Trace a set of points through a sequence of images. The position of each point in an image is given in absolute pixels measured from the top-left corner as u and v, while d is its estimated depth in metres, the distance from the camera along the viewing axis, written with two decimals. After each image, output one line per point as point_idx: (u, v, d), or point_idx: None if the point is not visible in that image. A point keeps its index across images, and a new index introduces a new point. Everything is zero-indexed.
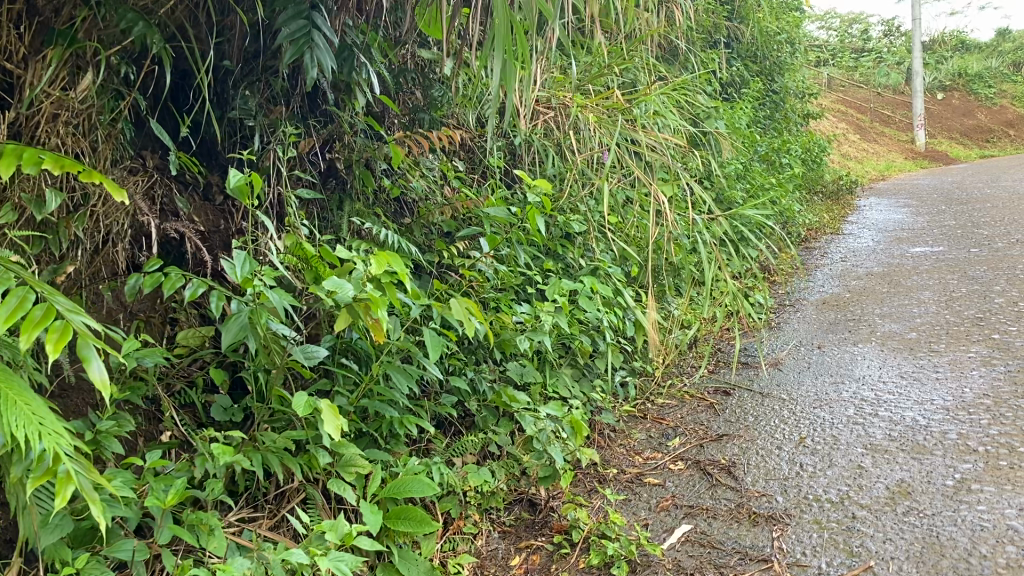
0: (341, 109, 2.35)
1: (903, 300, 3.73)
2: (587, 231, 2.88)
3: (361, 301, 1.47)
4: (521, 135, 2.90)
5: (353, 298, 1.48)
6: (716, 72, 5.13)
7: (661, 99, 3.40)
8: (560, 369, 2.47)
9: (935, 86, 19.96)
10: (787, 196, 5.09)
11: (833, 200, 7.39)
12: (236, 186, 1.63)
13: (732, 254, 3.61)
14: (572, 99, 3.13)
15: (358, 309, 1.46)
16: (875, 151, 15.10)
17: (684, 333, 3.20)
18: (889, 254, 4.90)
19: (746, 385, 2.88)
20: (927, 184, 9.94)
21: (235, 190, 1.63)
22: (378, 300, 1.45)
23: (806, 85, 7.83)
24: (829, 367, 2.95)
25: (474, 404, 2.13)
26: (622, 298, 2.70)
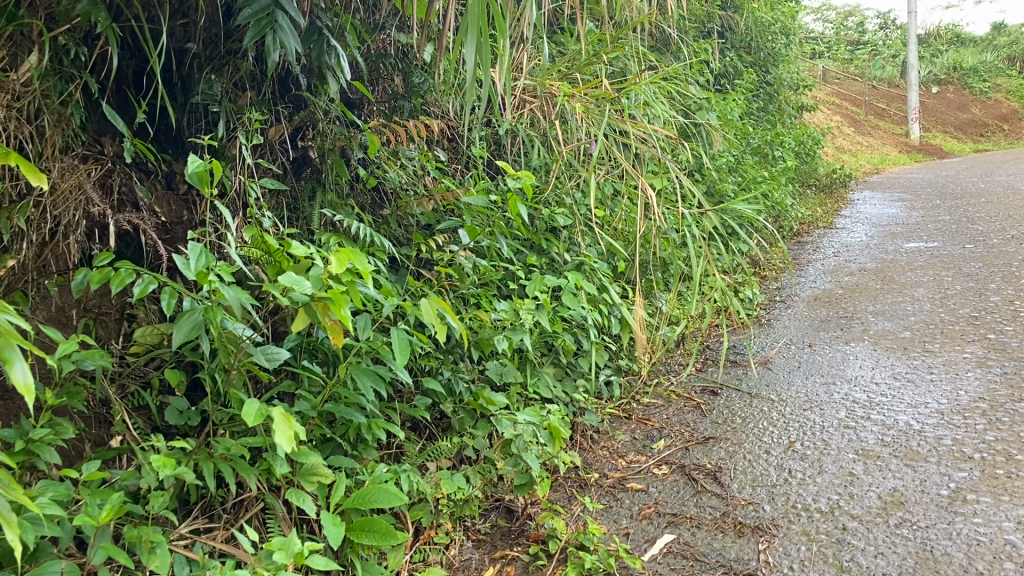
0: (314, 96, 2.25)
1: (897, 298, 3.64)
2: (572, 225, 2.79)
3: (319, 300, 1.38)
4: (504, 125, 2.80)
5: (311, 297, 1.39)
6: (709, 62, 5.03)
7: (650, 89, 3.31)
8: (541, 368, 2.38)
9: (930, 80, 19.87)
10: (779, 190, 5.00)
11: (828, 194, 7.30)
12: (195, 173, 1.50)
13: (722, 249, 3.52)
14: (558, 88, 3.03)
15: (316, 309, 1.38)
16: (868, 144, 15.02)
17: (671, 330, 3.11)
18: (883, 249, 4.81)
19: (735, 385, 2.79)
20: (923, 178, 9.86)
21: (194, 178, 1.49)
22: (338, 300, 1.36)
23: (800, 77, 7.73)
24: (821, 366, 2.87)
25: (449, 406, 2.03)
26: (607, 294, 2.61)
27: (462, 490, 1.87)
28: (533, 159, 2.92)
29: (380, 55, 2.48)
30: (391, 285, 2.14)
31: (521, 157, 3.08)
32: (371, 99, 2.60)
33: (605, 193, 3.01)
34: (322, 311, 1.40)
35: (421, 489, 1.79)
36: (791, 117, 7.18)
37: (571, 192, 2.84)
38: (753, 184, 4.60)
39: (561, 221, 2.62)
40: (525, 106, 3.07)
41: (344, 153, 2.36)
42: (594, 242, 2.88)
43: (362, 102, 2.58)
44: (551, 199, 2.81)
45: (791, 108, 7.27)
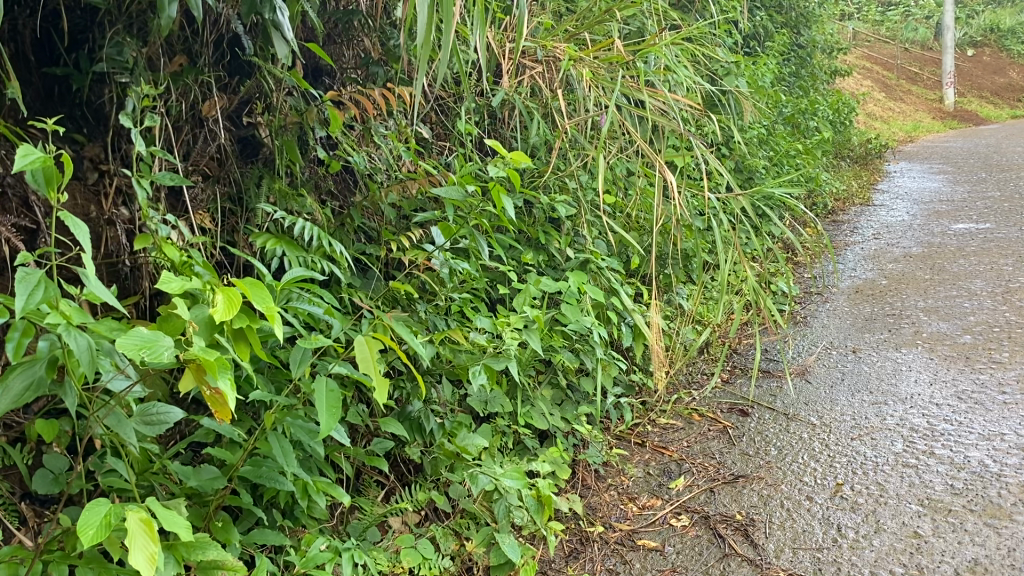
0: (259, 62, 1.84)
1: (950, 292, 3.21)
2: (578, 214, 2.38)
3: (192, 362, 0.88)
4: (499, 95, 2.38)
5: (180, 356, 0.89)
6: (737, 23, 4.55)
7: (672, 53, 2.87)
8: (537, 392, 1.98)
9: (965, 43, 19.08)
10: (814, 165, 4.55)
11: (862, 165, 6.81)
12: (41, 174, 1.03)
13: (751, 236, 3.10)
14: (562, 51, 2.60)
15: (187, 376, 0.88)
16: (900, 110, 14.38)
17: (694, 334, 2.71)
18: (928, 230, 4.35)
19: (768, 403, 2.38)
20: (963, 146, 9.32)
21: (39, 181, 1.03)
22: (216, 362, 0.87)
23: (833, 40, 7.21)
24: (868, 380, 2.45)
25: (416, 450, 1.64)
26: (617, 299, 2.20)
27: (428, 563, 1.48)
28: (533, 137, 2.50)
29: (346, 12, 2.06)
30: (347, 300, 1.73)
31: (521, 133, 2.67)
32: (339, 66, 2.19)
33: (618, 174, 2.60)
34: (196, 378, 0.90)
35: (372, 567, 1.41)
36: (823, 82, 6.67)
37: (577, 174, 2.42)
38: (785, 159, 4.15)
39: (564, 211, 2.20)
40: (525, 73, 2.65)
41: (299, 131, 1.96)
42: (602, 235, 2.47)
43: (328, 69, 2.17)
44: (554, 184, 2.39)
45: (823, 72, 6.75)
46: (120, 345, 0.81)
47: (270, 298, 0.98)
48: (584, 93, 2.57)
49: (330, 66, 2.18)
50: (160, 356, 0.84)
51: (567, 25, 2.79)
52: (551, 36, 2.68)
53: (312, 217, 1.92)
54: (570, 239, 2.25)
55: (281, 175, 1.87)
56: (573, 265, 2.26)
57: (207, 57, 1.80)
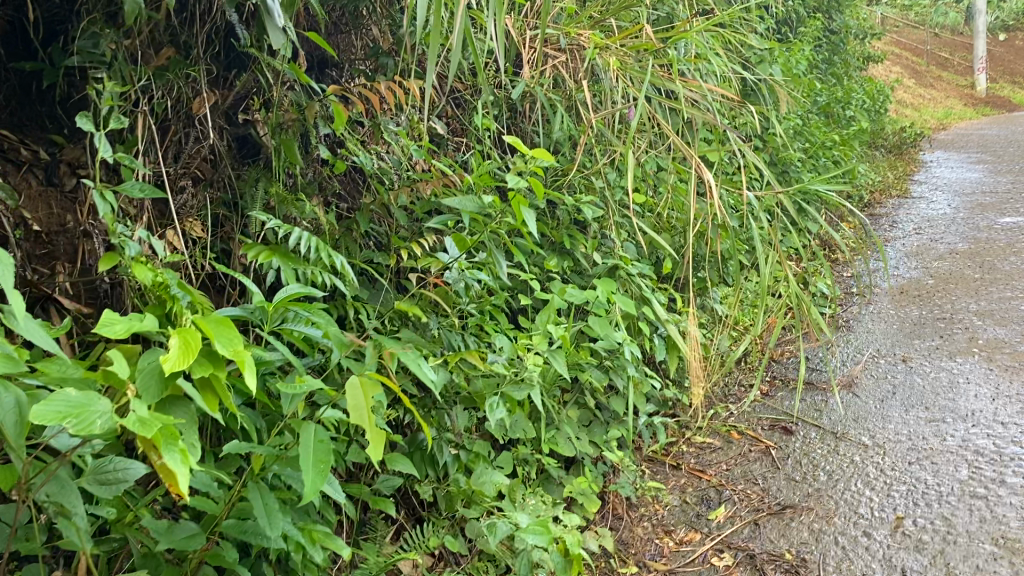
0: (253, 51, 1.67)
1: (1004, 293, 2.99)
2: (606, 215, 2.19)
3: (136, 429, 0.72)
4: (519, 87, 2.20)
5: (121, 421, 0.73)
6: (769, 8, 4.33)
7: (705, 39, 2.67)
8: (563, 413, 1.81)
9: (996, 27, 18.62)
10: (850, 156, 4.33)
11: (897, 155, 6.56)
12: None
13: (790, 234, 2.90)
14: (587, 38, 2.41)
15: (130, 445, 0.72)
16: (930, 96, 14.02)
17: (730, 341, 2.52)
18: (974, 225, 4.12)
19: (813, 420, 2.19)
20: (1000, 134, 9.02)
21: None
22: (162, 433, 0.70)
23: (866, 24, 6.94)
24: (922, 393, 2.25)
25: (429, 485, 1.47)
26: (650, 308, 2.01)
27: None
28: (557, 131, 2.32)
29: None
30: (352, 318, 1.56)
31: (543, 127, 2.49)
32: (347, 57, 2.02)
33: (648, 171, 2.41)
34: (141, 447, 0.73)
35: None
36: (856, 69, 6.42)
37: (604, 172, 2.24)
38: (821, 150, 3.93)
39: (590, 213, 2.02)
40: (547, 63, 2.47)
41: (300, 129, 1.79)
42: (632, 237, 2.29)
43: (334, 59, 2.00)
44: (579, 183, 2.21)
45: (856, 59, 6.50)
46: (37, 416, 0.64)
47: (234, 341, 0.82)
48: (611, 84, 2.38)
49: (337, 56, 2.01)
50: (92, 426, 0.68)
51: (592, 11, 2.60)
52: (575, 22, 2.49)
53: (315, 224, 1.76)
54: (598, 242, 2.07)
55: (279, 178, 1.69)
56: (601, 272, 2.08)
57: (201, 49, 1.64)
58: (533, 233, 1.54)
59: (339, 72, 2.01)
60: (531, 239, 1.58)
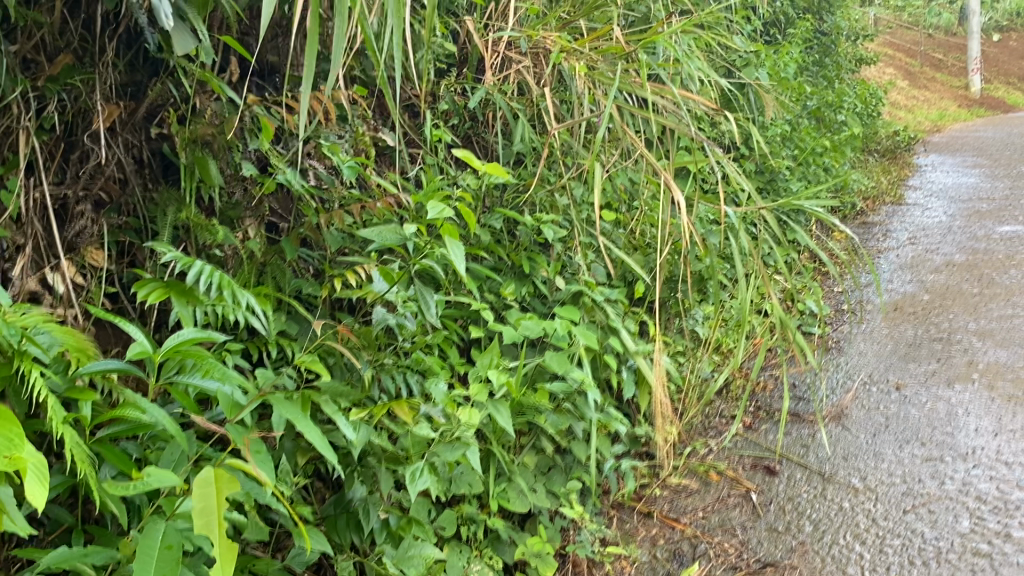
0: (165, 55, 1.48)
1: (1004, 310, 2.81)
2: (571, 234, 2.01)
3: None
4: (474, 96, 2.02)
5: None
6: (755, 9, 4.16)
7: (683, 42, 2.49)
8: (518, 461, 1.62)
9: (990, 28, 18.52)
10: (841, 163, 4.17)
11: (891, 160, 6.40)
12: None
13: (776, 250, 2.72)
14: (552, 42, 2.23)
15: None
16: (924, 97, 13.87)
17: (711, 368, 2.33)
18: (970, 234, 3.94)
19: (799, 458, 2.01)
20: (997, 136, 8.86)
21: None
22: None
23: (858, 25, 6.78)
24: (918, 427, 2.06)
25: (351, 558, 1.27)
26: (617, 338, 1.83)
27: None
28: (518, 144, 2.14)
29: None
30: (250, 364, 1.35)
31: (508, 138, 2.31)
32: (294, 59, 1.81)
33: (620, 185, 2.23)
34: None
35: None
36: (848, 72, 6.26)
37: (570, 188, 2.05)
38: (810, 157, 3.76)
39: (551, 234, 1.83)
40: (510, 69, 2.29)
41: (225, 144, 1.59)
42: (601, 258, 2.10)
43: (276, 64, 1.79)
44: (542, 201, 2.02)
45: (848, 61, 6.34)
46: None
47: (9, 452, 0.73)
48: (577, 91, 2.20)
49: (280, 59, 1.79)
50: None
51: (561, 12, 2.42)
52: (541, 25, 2.32)
53: (237, 251, 1.57)
54: (561, 264, 1.88)
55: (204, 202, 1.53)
56: (564, 297, 1.89)
57: (111, 53, 1.45)
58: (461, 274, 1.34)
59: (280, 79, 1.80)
60: (464, 277, 1.38)
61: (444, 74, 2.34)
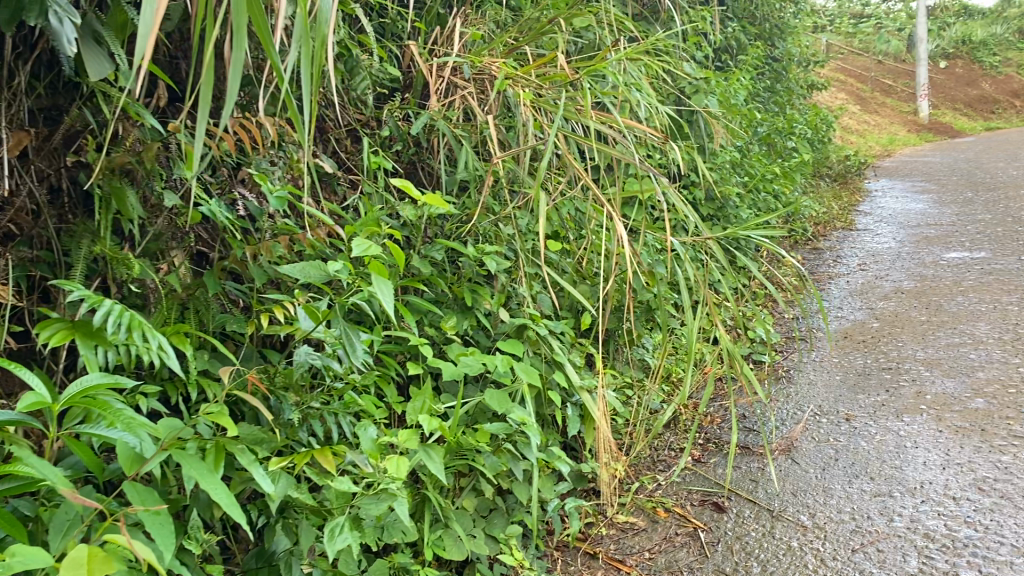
0: (82, 79, 1.39)
1: (951, 338, 2.82)
2: (516, 265, 1.95)
3: None
4: (415, 123, 1.96)
5: None
6: (707, 35, 4.16)
7: (630, 69, 2.47)
8: (456, 504, 1.55)
9: (936, 55, 19.02)
10: (790, 189, 4.18)
11: (840, 185, 6.47)
12: None
13: (725, 279, 2.69)
14: (497, 68, 2.20)
15: None
16: (874, 122, 14.14)
17: (659, 400, 2.29)
18: (918, 260, 3.97)
19: (747, 493, 1.97)
20: (945, 161, 9.04)
21: None
22: None
23: (808, 51, 6.86)
24: (866, 461, 2.04)
25: None
26: (562, 373, 1.77)
27: None
28: (462, 172, 2.08)
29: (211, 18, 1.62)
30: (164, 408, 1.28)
31: (452, 165, 2.25)
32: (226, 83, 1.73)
33: (567, 215, 2.18)
34: None
35: None
36: (798, 98, 6.32)
37: (514, 217, 2.00)
38: (760, 184, 3.76)
39: (493, 266, 1.77)
40: (454, 95, 2.24)
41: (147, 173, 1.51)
42: (547, 289, 2.05)
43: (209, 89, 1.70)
44: (486, 231, 1.96)
45: (799, 87, 6.42)
46: None
47: None
48: (522, 118, 2.15)
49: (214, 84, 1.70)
50: None
51: (507, 38, 2.37)
52: (485, 51, 2.28)
53: (158, 287, 1.48)
54: (504, 297, 1.82)
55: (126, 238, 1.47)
56: (508, 331, 1.83)
57: (21, 78, 1.37)
58: (387, 314, 1.29)
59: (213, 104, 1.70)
60: (393, 316, 1.32)
61: (386, 99, 2.28)
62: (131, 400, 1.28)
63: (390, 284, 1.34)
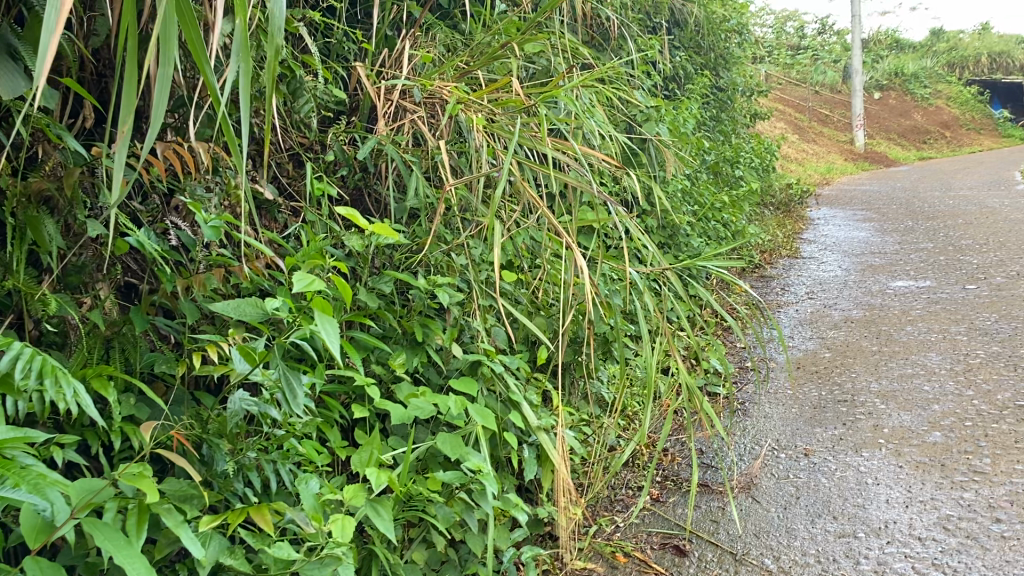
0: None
1: (904, 369, 2.80)
2: (469, 298, 1.86)
3: None
4: (363, 147, 1.86)
5: None
6: (656, 63, 4.13)
7: (584, 96, 2.41)
8: (406, 557, 1.45)
9: (870, 87, 19.58)
10: (739, 218, 4.18)
11: (784, 213, 6.54)
12: None
13: (680, 310, 2.63)
14: (448, 92, 2.12)
15: None
16: (812, 151, 14.44)
17: (616, 437, 2.21)
18: (865, 289, 3.99)
19: (709, 535, 1.89)
20: (882, 190, 9.24)
21: None
22: None
23: (751, 81, 6.94)
24: (828, 499, 1.98)
25: None
26: (517, 412, 1.68)
27: None
28: (412, 200, 1.99)
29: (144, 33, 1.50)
30: (80, 459, 1.15)
31: (401, 192, 2.15)
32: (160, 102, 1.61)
33: (521, 245, 2.09)
34: None
35: None
36: (742, 127, 6.37)
37: (467, 247, 1.91)
38: (710, 212, 3.74)
39: (446, 299, 1.68)
40: (404, 119, 2.14)
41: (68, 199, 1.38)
42: (501, 322, 1.96)
43: (141, 109, 1.58)
44: (438, 261, 1.86)
45: (743, 116, 6.48)
46: None
47: None
48: (474, 144, 2.07)
49: (147, 104, 1.57)
50: None
51: (458, 61, 2.30)
52: (436, 74, 2.20)
53: (78, 324, 1.35)
54: (457, 332, 1.73)
55: (46, 271, 1.34)
56: (461, 368, 1.73)
57: None
58: (333, 354, 1.19)
59: (145, 126, 1.58)
60: (339, 356, 1.24)
61: (331, 122, 2.18)
62: (44, 452, 1.14)
63: (335, 321, 1.24)
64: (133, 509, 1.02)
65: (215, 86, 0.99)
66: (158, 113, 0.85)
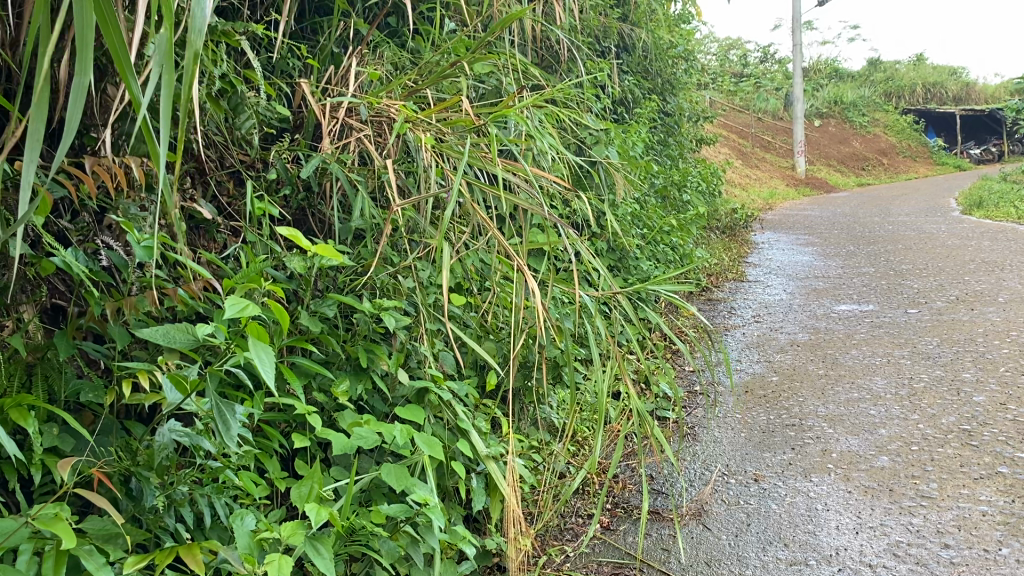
0: None
1: (851, 393, 2.82)
2: (417, 321, 1.80)
3: None
4: (307, 165, 1.81)
5: None
6: (605, 87, 4.14)
7: (535, 117, 2.38)
8: None
9: (811, 114, 20.06)
10: (686, 241, 4.20)
11: (729, 237, 6.62)
12: None
13: (630, 333, 2.61)
14: (396, 110, 2.07)
15: None
16: (755, 176, 14.70)
17: (566, 464, 2.17)
18: (811, 313, 4.03)
19: (661, 564, 1.86)
20: (824, 214, 9.43)
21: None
22: None
23: (698, 106, 7.03)
24: (779, 525, 1.97)
25: None
26: (466, 441, 1.62)
27: None
28: (358, 220, 1.93)
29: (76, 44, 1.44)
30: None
31: (346, 213, 2.09)
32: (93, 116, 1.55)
33: (471, 267, 2.05)
34: None
35: None
36: (689, 152, 6.43)
37: (415, 269, 1.86)
38: (658, 236, 3.74)
39: (393, 322, 1.62)
40: (350, 137, 2.09)
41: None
42: (449, 346, 1.90)
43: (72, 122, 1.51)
44: (384, 283, 1.80)
45: (689, 141, 6.55)
46: None
47: None
48: (422, 163, 2.02)
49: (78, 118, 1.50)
50: None
51: (407, 80, 2.26)
52: (383, 93, 2.15)
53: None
54: (403, 356, 1.67)
55: None
56: (407, 395, 1.67)
57: None
58: (266, 382, 1.13)
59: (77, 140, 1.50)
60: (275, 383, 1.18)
61: (275, 140, 2.12)
62: None
63: (269, 349, 1.18)
64: (52, 553, 0.95)
65: (138, 97, 0.94)
66: (70, 126, 0.81)
